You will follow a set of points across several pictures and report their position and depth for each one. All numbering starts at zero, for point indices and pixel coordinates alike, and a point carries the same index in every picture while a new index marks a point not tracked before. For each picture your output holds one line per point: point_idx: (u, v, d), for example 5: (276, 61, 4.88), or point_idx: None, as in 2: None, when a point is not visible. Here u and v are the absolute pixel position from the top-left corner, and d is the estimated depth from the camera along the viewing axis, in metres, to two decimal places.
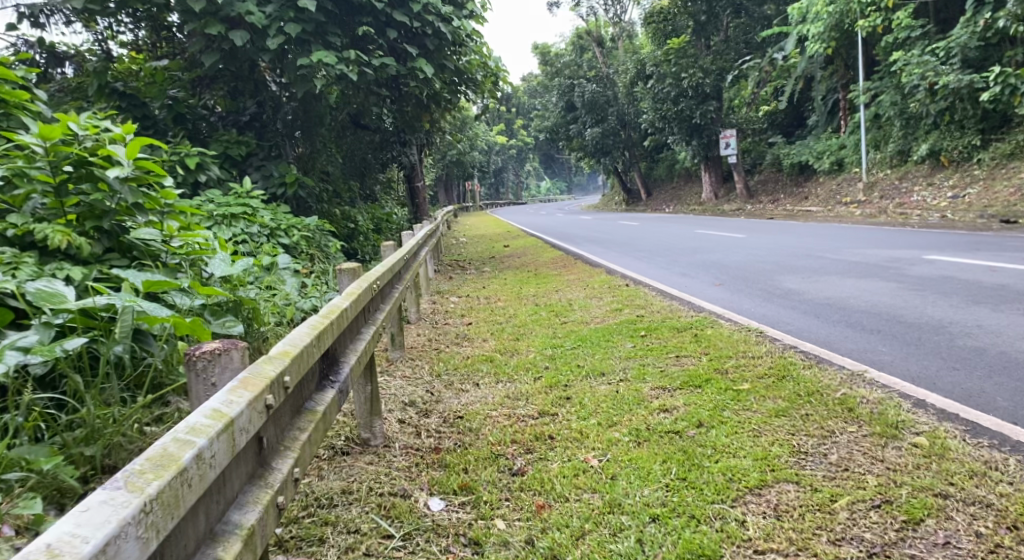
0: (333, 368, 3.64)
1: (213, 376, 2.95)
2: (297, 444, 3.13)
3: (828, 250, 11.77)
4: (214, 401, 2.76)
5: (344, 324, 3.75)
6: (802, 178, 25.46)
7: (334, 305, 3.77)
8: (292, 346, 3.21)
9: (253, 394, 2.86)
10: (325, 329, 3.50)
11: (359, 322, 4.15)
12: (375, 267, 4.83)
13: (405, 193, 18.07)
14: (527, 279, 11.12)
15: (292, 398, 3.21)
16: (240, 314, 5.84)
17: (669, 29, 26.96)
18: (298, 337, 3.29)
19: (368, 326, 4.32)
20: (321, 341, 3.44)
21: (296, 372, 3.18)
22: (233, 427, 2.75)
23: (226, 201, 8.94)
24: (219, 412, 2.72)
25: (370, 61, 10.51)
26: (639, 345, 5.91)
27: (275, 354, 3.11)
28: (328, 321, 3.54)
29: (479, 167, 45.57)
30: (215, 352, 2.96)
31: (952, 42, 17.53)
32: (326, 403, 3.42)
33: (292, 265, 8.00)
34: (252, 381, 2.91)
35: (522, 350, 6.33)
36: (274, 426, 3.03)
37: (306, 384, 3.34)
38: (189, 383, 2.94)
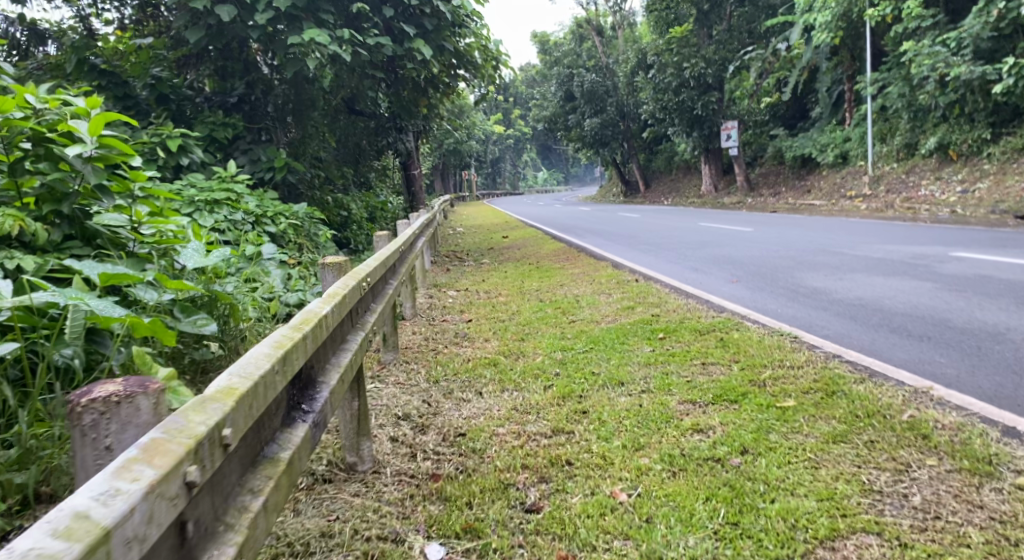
0: (305, 396, 3.01)
1: (106, 437, 2.35)
2: (241, 519, 2.48)
3: (844, 245, 11.21)
4: (84, 500, 2.10)
5: (321, 337, 3.14)
6: (804, 170, 24.91)
7: (304, 315, 3.12)
8: (237, 382, 2.56)
9: (157, 477, 2.19)
10: (290, 352, 2.85)
11: (342, 328, 3.52)
12: (365, 264, 4.26)
13: (401, 182, 17.48)
14: (529, 273, 10.54)
15: (239, 452, 2.56)
16: (215, 311, 5.25)
17: (671, 17, 26.31)
18: (249, 368, 2.65)
19: (356, 333, 3.70)
20: (283, 369, 2.80)
21: (243, 419, 2.53)
22: (112, 540, 2.07)
23: (209, 186, 8.34)
24: (88, 522, 2.06)
25: (364, 41, 9.89)
26: (658, 349, 5.34)
27: (207, 400, 2.45)
28: (292, 341, 2.89)
29: (474, 158, 44.92)
30: (114, 400, 2.37)
31: (964, 33, 16.93)
32: (293, 446, 2.79)
33: (279, 255, 7.41)
34: (164, 449, 2.26)
35: (529, 353, 5.77)
36: (206, 501, 2.38)
37: (263, 426, 2.70)
38: (74, 444, 2.36)
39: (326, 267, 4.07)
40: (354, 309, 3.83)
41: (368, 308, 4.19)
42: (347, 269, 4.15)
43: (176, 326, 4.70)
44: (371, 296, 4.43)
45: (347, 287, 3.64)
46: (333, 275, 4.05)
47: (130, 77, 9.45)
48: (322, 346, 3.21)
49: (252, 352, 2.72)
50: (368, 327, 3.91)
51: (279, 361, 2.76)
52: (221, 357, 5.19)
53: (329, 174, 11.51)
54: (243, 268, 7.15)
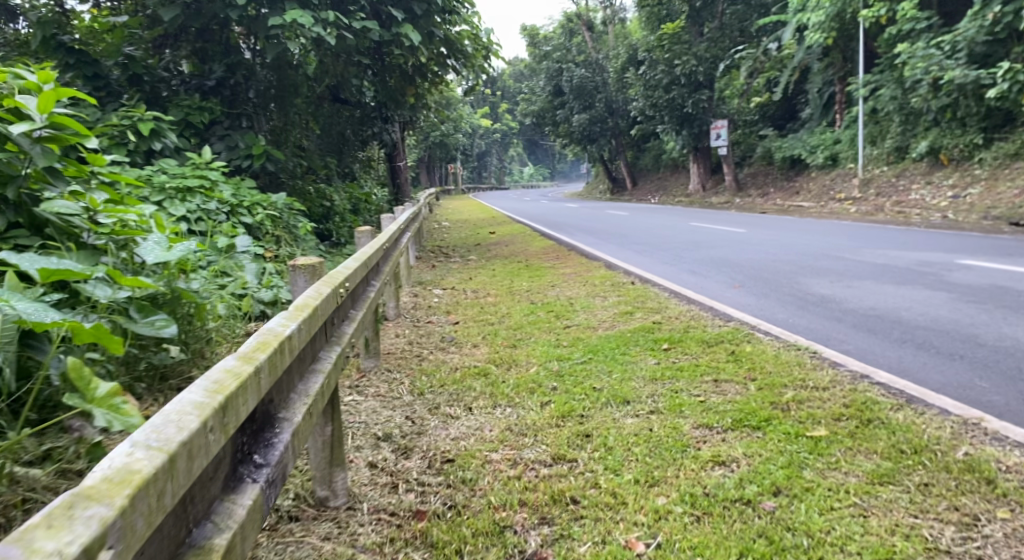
0: (256, 446, 2.50)
1: None
2: None
3: (844, 249, 10.81)
4: None
5: (278, 370, 2.62)
6: (793, 172, 24.58)
7: (258, 343, 2.58)
8: (141, 461, 1.98)
9: None
10: (231, 398, 2.30)
11: (309, 351, 3.01)
12: (343, 268, 3.84)
13: (386, 173, 16.99)
14: (518, 271, 10.07)
15: (148, 554, 1.99)
16: (178, 310, 4.81)
17: (663, 13, 25.93)
18: (166, 432, 2.08)
19: (327, 354, 3.18)
20: (220, 425, 2.24)
21: (148, 514, 1.95)
22: None
23: (180, 173, 7.86)
24: None
25: (350, 24, 9.36)
26: (664, 362, 4.89)
27: (82, 501, 1.86)
28: (234, 385, 2.33)
29: (461, 151, 44.42)
30: None
31: (958, 36, 16.62)
32: (233, 523, 2.23)
33: (253, 249, 6.95)
34: None
35: (521, 362, 5.32)
36: None
37: (187, 508, 2.13)
38: None
39: (297, 270, 3.64)
40: (329, 321, 3.37)
41: (345, 321, 3.72)
42: (321, 273, 3.68)
43: (131, 329, 4.24)
44: (350, 303, 3.95)
45: (317, 300, 3.13)
46: (305, 280, 3.62)
47: (101, 56, 8.90)
48: (281, 377, 2.71)
49: (175, 406, 2.16)
50: (343, 342, 3.41)
51: (213, 415, 2.21)
52: (184, 362, 4.73)
53: (312, 163, 10.99)
54: (214, 260, 6.67)
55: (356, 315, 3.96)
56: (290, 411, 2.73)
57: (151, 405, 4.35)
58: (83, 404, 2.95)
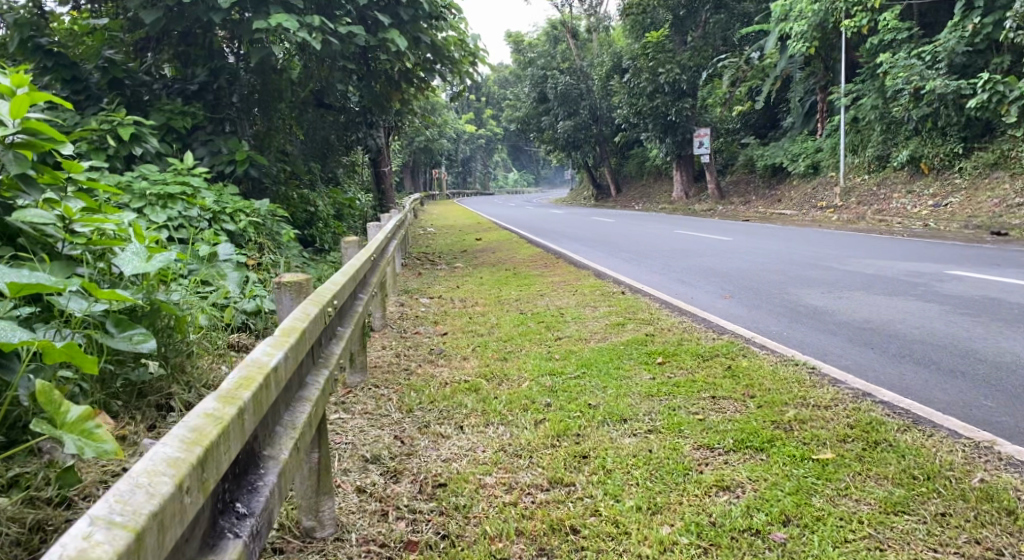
0: (244, 489, 2.43)
1: None
2: None
3: (832, 258, 10.76)
4: None
5: (264, 408, 2.52)
6: (775, 180, 24.59)
7: (241, 379, 2.49)
8: (102, 544, 1.93)
9: None
10: (209, 451, 2.23)
11: (297, 378, 2.92)
12: (331, 284, 3.68)
13: (370, 179, 16.79)
14: (504, 279, 9.95)
15: None
16: (158, 323, 4.63)
17: (647, 21, 25.91)
18: (133, 501, 2.02)
19: (316, 378, 3.09)
20: (198, 482, 2.18)
21: None
22: None
23: (161, 179, 7.67)
24: None
25: (335, 29, 9.20)
26: (660, 377, 4.75)
27: None
28: (213, 437, 2.24)
29: (445, 157, 44.20)
30: None
31: (939, 46, 16.68)
32: None
33: (235, 257, 6.72)
34: None
35: (513, 377, 5.20)
36: None
37: None
38: None
39: (282, 287, 3.42)
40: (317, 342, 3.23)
41: (333, 339, 3.60)
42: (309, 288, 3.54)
43: (106, 343, 4.07)
44: (336, 319, 3.83)
45: (304, 322, 3.03)
46: (292, 300, 3.39)
47: (81, 59, 8.70)
48: (270, 410, 2.61)
49: (147, 468, 2.09)
50: (331, 362, 3.32)
51: (187, 477, 2.13)
52: (164, 377, 4.54)
53: (296, 169, 10.81)
54: (196, 268, 6.47)
55: (343, 332, 3.84)
56: (278, 445, 2.65)
57: (128, 424, 4.18)
58: (51, 431, 2.79)
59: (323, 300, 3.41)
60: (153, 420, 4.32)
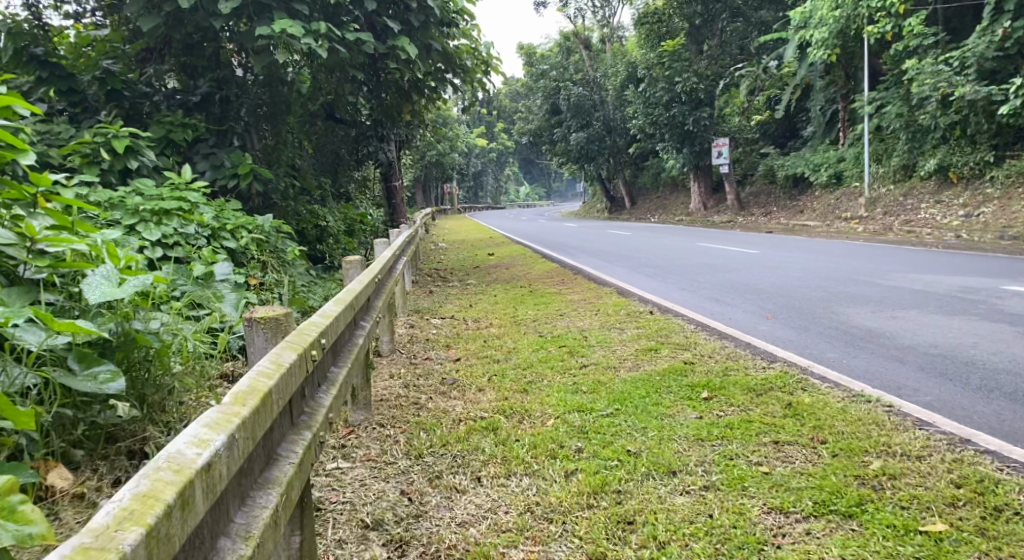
0: None
1: None
2: None
3: (870, 272, 10.11)
4: None
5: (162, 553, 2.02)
6: (796, 191, 23.89)
7: (128, 514, 1.99)
8: None
9: None
10: None
11: (255, 461, 2.46)
12: (317, 316, 3.27)
13: (382, 193, 16.23)
14: (522, 297, 9.34)
15: None
16: (134, 355, 4.17)
17: (663, 30, 25.29)
18: None
19: (289, 451, 2.65)
20: None
21: None
22: None
23: (157, 194, 7.09)
24: None
25: (343, 36, 8.62)
26: (708, 417, 4.15)
27: None
28: None
29: (457, 170, 43.63)
30: None
31: (967, 52, 15.99)
32: None
33: (233, 277, 6.35)
34: None
35: (537, 412, 4.59)
36: None
37: None
38: None
39: (255, 325, 3.03)
40: (292, 400, 2.78)
41: (322, 382, 3.17)
42: (287, 327, 3.11)
43: (66, 382, 3.53)
44: (331, 357, 3.40)
45: (269, 382, 2.56)
46: (265, 339, 3.04)
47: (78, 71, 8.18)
48: (190, 538, 2.13)
49: None
50: (315, 421, 2.89)
51: None
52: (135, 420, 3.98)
53: (304, 184, 10.23)
54: (188, 289, 6.08)
55: (340, 370, 3.40)
56: None
57: (90, 475, 3.68)
58: None
59: (307, 341, 2.95)
60: (122, 472, 3.73)
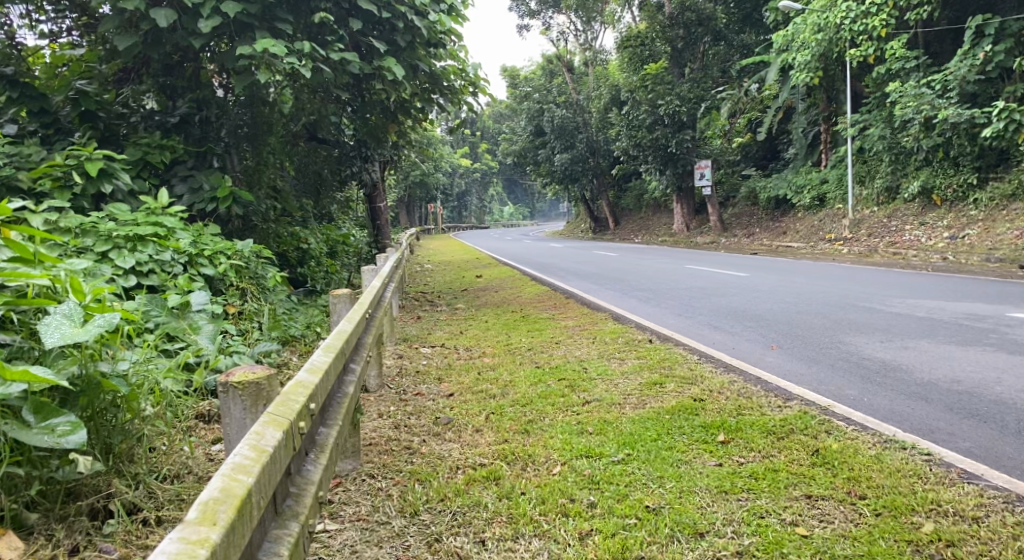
0: None
1: None
2: None
3: (868, 297, 9.87)
4: None
5: None
6: (779, 212, 23.73)
7: None
8: None
9: None
10: None
11: None
12: (304, 376, 3.16)
13: (365, 215, 15.86)
14: (512, 323, 9.02)
15: None
16: (99, 403, 3.86)
17: (645, 54, 24.36)
18: None
19: (271, 551, 2.65)
20: None
21: None
22: None
23: (131, 219, 6.71)
24: None
25: (326, 56, 8.32)
26: (728, 465, 3.85)
27: None
28: None
29: (439, 192, 43.20)
30: None
31: (950, 75, 15.89)
32: None
33: (211, 306, 6.01)
34: None
35: (541, 456, 4.26)
36: None
37: None
38: None
39: (233, 392, 2.95)
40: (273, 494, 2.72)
41: (311, 446, 3.14)
42: (268, 392, 3.02)
43: (19, 438, 3.27)
44: (322, 415, 3.31)
45: (247, 482, 2.54)
46: (244, 408, 2.96)
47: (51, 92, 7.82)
48: None
49: None
50: (301, 505, 2.86)
51: None
52: (99, 472, 3.69)
53: (286, 206, 9.87)
54: (164, 321, 5.72)
55: (330, 428, 3.31)
56: None
57: (49, 539, 3.41)
58: None
59: (294, 413, 2.90)
60: (83, 539, 3.47)
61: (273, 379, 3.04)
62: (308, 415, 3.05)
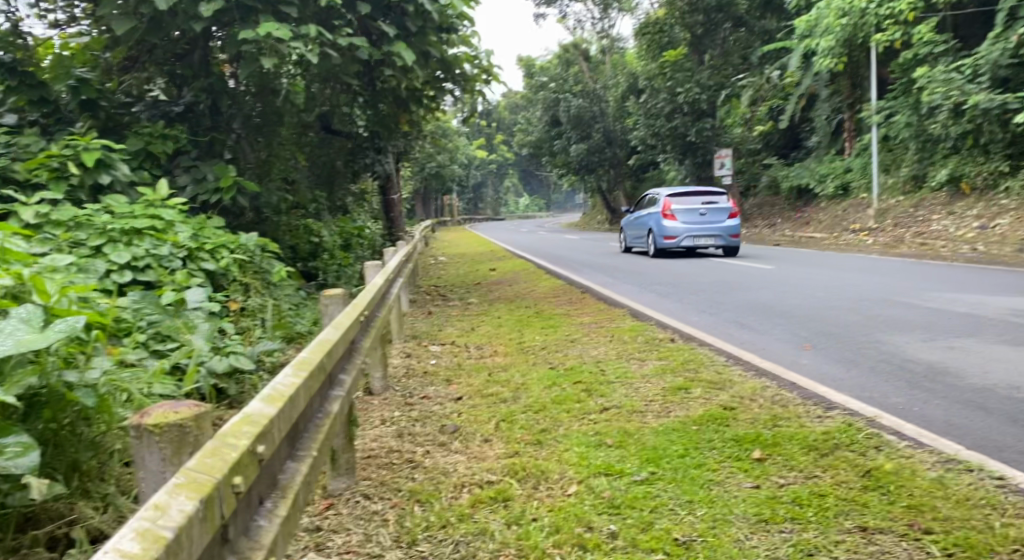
0: None
1: None
2: None
3: (903, 291, 9.35)
4: None
5: None
6: (801, 202, 23.08)
7: None
8: None
9: None
10: None
11: None
12: (240, 412, 2.59)
13: (380, 207, 15.47)
14: (526, 319, 8.58)
15: None
16: (62, 416, 3.52)
17: (664, 40, 24.40)
18: None
19: None
20: None
21: None
22: None
23: (129, 212, 6.24)
24: None
25: (334, 40, 7.86)
26: (766, 487, 3.41)
27: None
28: None
29: (454, 184, 42.81)
30: None
31: (980, 59, 15.24)
32: None
33: (208, 304, 5.53)
34: None
35: (556, 472, 3.85)
36: None
37: None
38: None
39: (146, 437, 2.31)
40: None
41: (267, 493, 2.63)
42: (191, 440, 2.35)
43: None
44: (286, 449, 2.84)
45: None
46: (162, 459, 2.31)
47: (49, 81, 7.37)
48: None
49: None
50: None
51: None
52: (62, 495, 3.45)
53: (298, 198, 9.45)
54: (158, 320, 5.21)
55: (297, 465, 2.85)
56: None
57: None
58: None
59: (223, 469, 2.29)
60: None
61: (203, 419, 2.40)
62: (253, 461, 2.47)
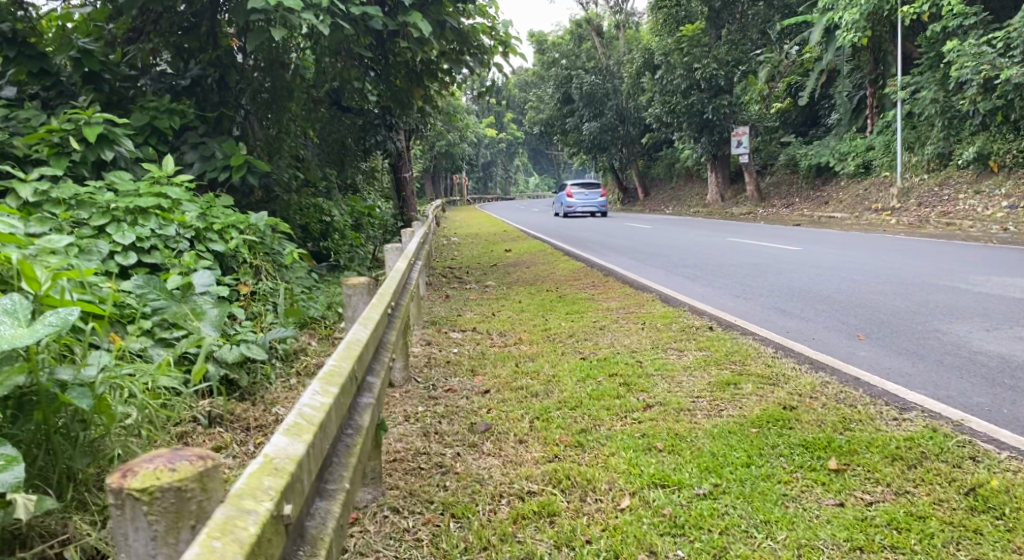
0: None
1: None
2: None
3: (946, 274, 8.87)
4: None
5: None
6: (820, 180, 22.46)
7: None
8: None
9: None
10: None
11: None
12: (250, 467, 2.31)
13: (389, 185, 14.96)
14: (548, 304, 8.14)
15: None
16: (55, 420, 3.13)
17: (682, 14, 23.32)
18: None
19: None
20: None
21: None
22: None
23: (133, 190, 5.81)
24: None
25: (347, 10, 7.34)
26: (852, 508, 3.09)
27: None
28: None
29: (462, 162, 42.12)
30: None
31: (1013, 30, 14.42)
32: None
33: (216, 288, 5.02)
34: None
35: (604, 481, 3.43)
36: None
37: None
38: None
39: (134, 506, 2.09)
40: None
41: (295, 553, 2.34)
42: (184, 513, 2.12)
43: None
44: (316, 485, 2.53)
45: None
46: (151, 537, 2.10)
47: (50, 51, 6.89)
48: None
49: None
50: None
51: None
52: (55, 510, 3.05)
53: (309, 176, 9.00)
54: (163, 306, 4.78)
55: (327, 505, 2.54)
56: None
57: None
58: None
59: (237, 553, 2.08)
60: None
61: (210, 479, 2.17)
62: (277, 529, 2.23)
